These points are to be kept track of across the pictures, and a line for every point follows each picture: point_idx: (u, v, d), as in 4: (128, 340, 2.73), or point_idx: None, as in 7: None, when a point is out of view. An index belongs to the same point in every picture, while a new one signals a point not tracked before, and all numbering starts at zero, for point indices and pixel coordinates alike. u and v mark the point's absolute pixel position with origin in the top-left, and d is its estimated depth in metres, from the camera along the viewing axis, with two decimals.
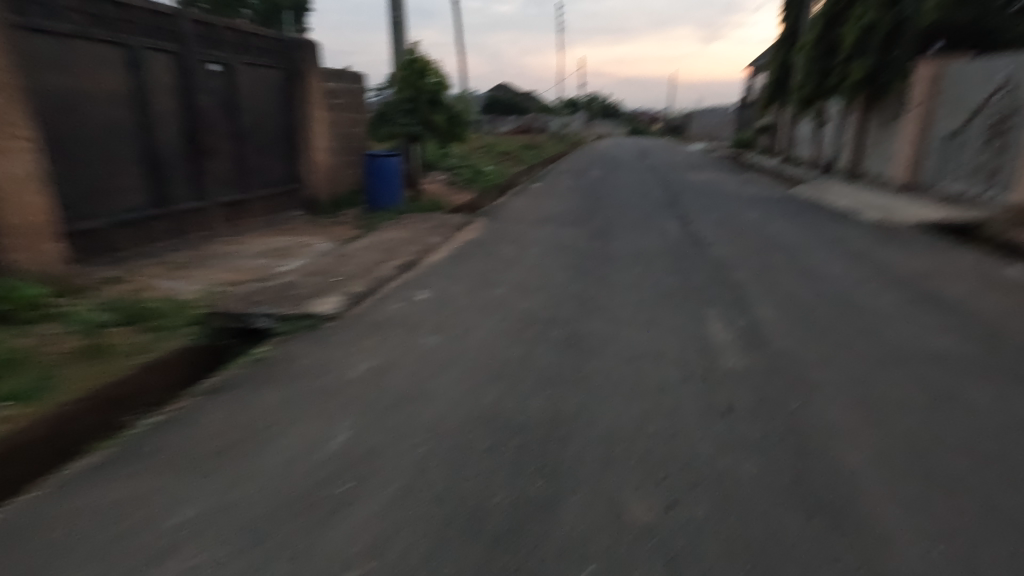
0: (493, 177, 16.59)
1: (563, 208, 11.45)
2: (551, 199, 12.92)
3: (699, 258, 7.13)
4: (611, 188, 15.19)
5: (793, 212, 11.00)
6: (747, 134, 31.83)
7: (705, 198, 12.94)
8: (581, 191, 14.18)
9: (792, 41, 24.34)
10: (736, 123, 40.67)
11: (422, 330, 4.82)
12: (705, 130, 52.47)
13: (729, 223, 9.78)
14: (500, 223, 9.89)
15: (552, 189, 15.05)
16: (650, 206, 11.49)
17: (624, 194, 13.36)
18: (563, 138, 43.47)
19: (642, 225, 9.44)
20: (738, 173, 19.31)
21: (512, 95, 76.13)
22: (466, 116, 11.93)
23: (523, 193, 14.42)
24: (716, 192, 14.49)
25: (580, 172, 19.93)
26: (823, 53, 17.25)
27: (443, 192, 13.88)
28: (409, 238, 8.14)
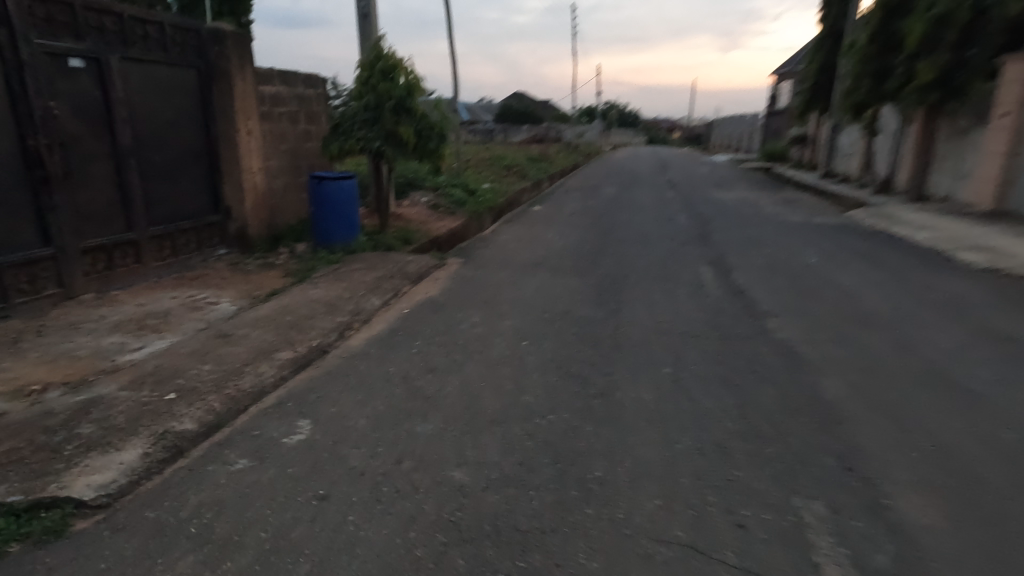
0: (486, 198, 14.20)
1: (564, 243, 9.07)
2: (550, 227, 10.55)
3: (757, 345, 4.67)
4: (626, 211, 12.74)
5: (862, 252, 8.46)
6: (779, 144, 29.13)
7: (743, 228, 10.40)
8: (587, 217, 11.76)
9: (833, 41, 21.60)
10: (762, 133, 37.87)
11: (236, 559, 2.43)
12: (730, 140, 49.68)
13: (783, 270, 7.28)
14: (478, 268, 7.56)
15: (554, 213, 12.62)
16: (675, 241, 9.01)
17: (641, 223, 10.93)
18: (578, 148, 40.96)
19: (665, 274, 6.99)
20: (775, 192, 16.70)
21: (525, 104, 73.99)
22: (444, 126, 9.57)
23: (520, 219, 12.05)
24: (755, 217, 11.94)
25: (590, 190, 17.47)
26: (879, 52, 14.63)
27: (422, 219, 11.55)
28: (337, 298, 5.81)
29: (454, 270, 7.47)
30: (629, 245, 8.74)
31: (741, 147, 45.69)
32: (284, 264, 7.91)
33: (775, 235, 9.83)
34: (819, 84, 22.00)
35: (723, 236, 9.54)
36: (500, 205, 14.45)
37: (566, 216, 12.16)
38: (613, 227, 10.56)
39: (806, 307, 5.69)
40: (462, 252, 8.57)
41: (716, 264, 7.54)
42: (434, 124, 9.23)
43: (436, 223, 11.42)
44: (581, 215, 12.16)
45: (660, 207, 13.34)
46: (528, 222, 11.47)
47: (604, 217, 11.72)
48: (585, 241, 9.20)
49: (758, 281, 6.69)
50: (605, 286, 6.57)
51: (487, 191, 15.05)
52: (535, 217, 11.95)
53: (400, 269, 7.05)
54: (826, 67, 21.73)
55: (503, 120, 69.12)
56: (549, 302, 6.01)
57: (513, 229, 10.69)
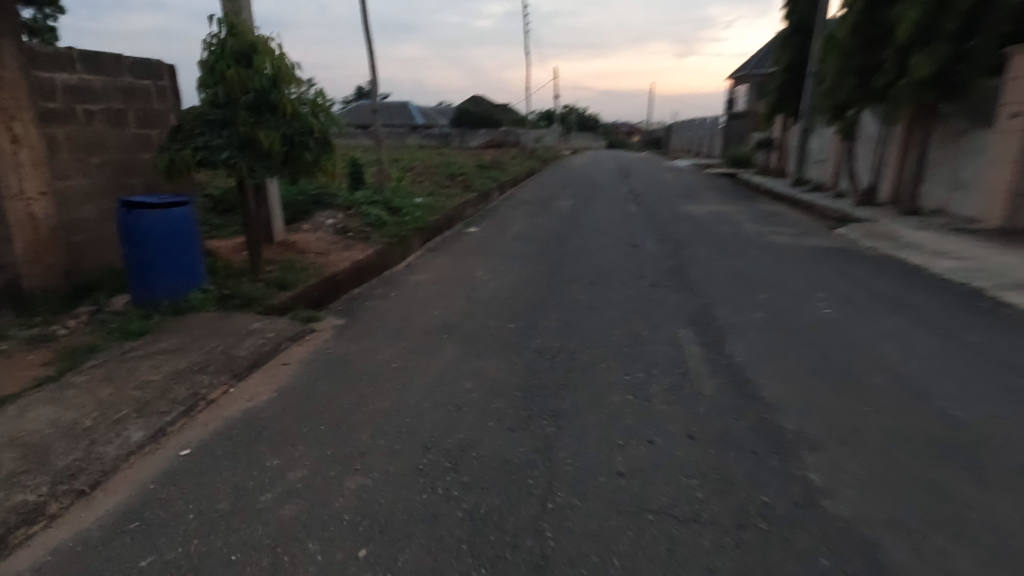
0: (411, 216, 11.74)
1: (496, 287, 6.73)
2: (483, 260, 8.21)
3: (812, 560, 2.41)
4: (580, 232, 10.49)
5: (884, 294, 6.42)
6: (744, 149, 27.73)
7: (726, 258, 8.29)
8: (532, 242, 9.48)
9: (801, 38, 20.03)
10: (724, 137, 36.58)
11: None
12: (690, 144, 48.60)
13: (796, 332, 5.12)
14: (362, 337, 5.16)
15: (493, 236, 10.29)
16: (642, 282, 6.80)
17: (597, 250, 8.70)
18: (534, 153, 38.95)
19: (629, 345, 4.77)
20: (749, 204, 14.86)
21: (483, 107, 71.67)
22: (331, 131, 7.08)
23: (450, 244, 9.67)
24: (734, 239, 9.93)
25: (542, 203, 15.25)
26: (862, 46, 12.89)
27: (321, 250, 9.06)
28: (63, 432, 3.27)
29: (323, 342, 5.05)
30: (582, 289, 6.47)
31: (701, 152, 44.62)
32: (74, 335, 5.30)
33: (764, 266, 7.79)
34: (788, 84, 20.40)
35: (702, 272, 7.39)
36: (431, 225, 12.05)
37: (506, 239, 9.82)
38: (559, 257, 8.29)
39: (859, 424, 3.49)
40: (351, 306, 6.17)
41: (700, 323, 5.32)
42: (313, 128, 6.77)
43: (338, 255, 8.94)
44: (526, 238, 9.87)
45: (624, 225, 11.20)
46: (457, 249, 9.12)
47: (552, 241, 9.47)
48: (523, 282, 6.90)
49: (765, 358, 4.51)
50: (540, 374, 4.24)
51: (416, 208, 12.63)
52: (467, 243, 9.60)
53: (230, 349, 4.57)
54: (794, 66, 20.19)
55: (459, 125, 66.66)
56: (446, 418, 3.64)
57: (435, 261, 8.30)
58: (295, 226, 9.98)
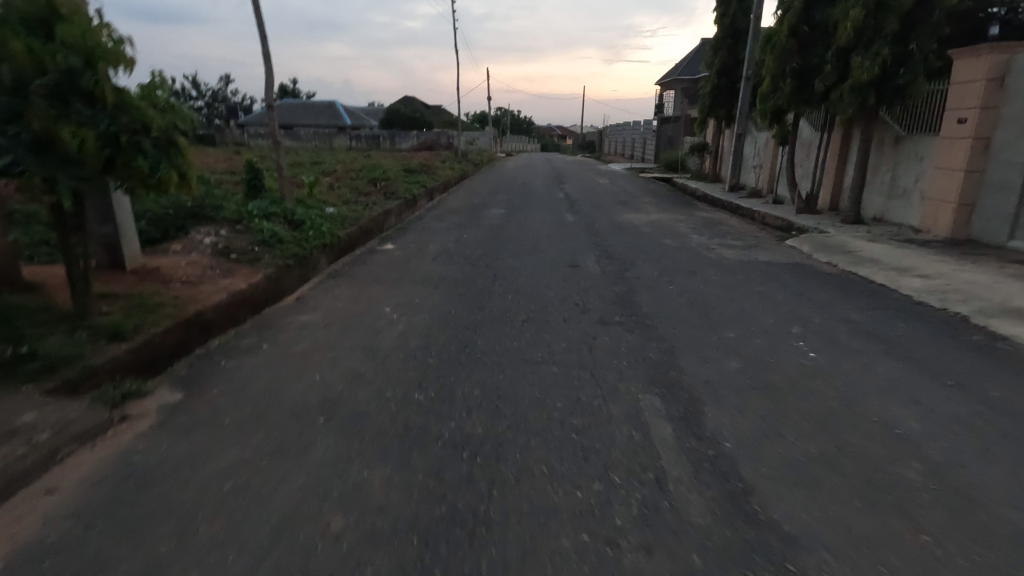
0: (315, 229, 10.02)
1: (405, 330, 5.28)
2: (396, 288, 6.71)
3: None
4: (513, 247, 9.18)
5: (864, 325, 5.52)
6: (676, 152, 27.59)
7: (679, 279, 7.23)
8: (458, 262, 8.06)
9: (731, 41, 19.76)
10: (656, 141, 36.61)
11: None
12: (622, 148, 48.78)
13: (784, 392, 4.02)
14: (198, 427, 3.57)
15: (412, 253, 8.78)
16: (587, 317, 5.56)
17: (533, 272, 7.41)
18: (467, 156, 37.52)
19: (579, 426, 3.48)
20: (690, 212, 14.14)
21: (414, 108, 69.38)
22: (177, 125, 5.28)
23: (358, 264, 8.09)
24: (681, 253, 8.96)
25: (471, 212, 13.89)
26: (799, 48, 12.40)
27: (191, 278, 7.25)
28: None
29: (134, 440, 3.42)
30: (515, 332, 5.14)
31: (633, 155, 44.81)
32: None
33: (723, 289, 6.77)
34: (720, 87, 20.10)
35: (656, 300, 6.25)
36: (340, 240, 10.37)
37: (427, 259, 8.35)
38: (488, 282, 6.92)
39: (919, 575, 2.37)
40: (202, 367, 4.54)
41: (663, 384, 4.12)
42: (151, 123, 5.03)
43: (212, 284, 7.18)
44: (451, 256, 8.45)
45: (561, 238, 9.98)
46: (366, 272, 7.56)
47: (481, 261, 8.10)
48: (442, 321, 5.49)
49: (757, 443, 3.34)
50: (455, 493, 2.86)
51: (323, 220, 10.88)
52: (379, 264, 8.05)
53: None
54: (726, 69, 19.91)
55: (388, 126, 64.08)
56: None
57: (336, 290, 6.73)
58: (161, 247, 8.06)
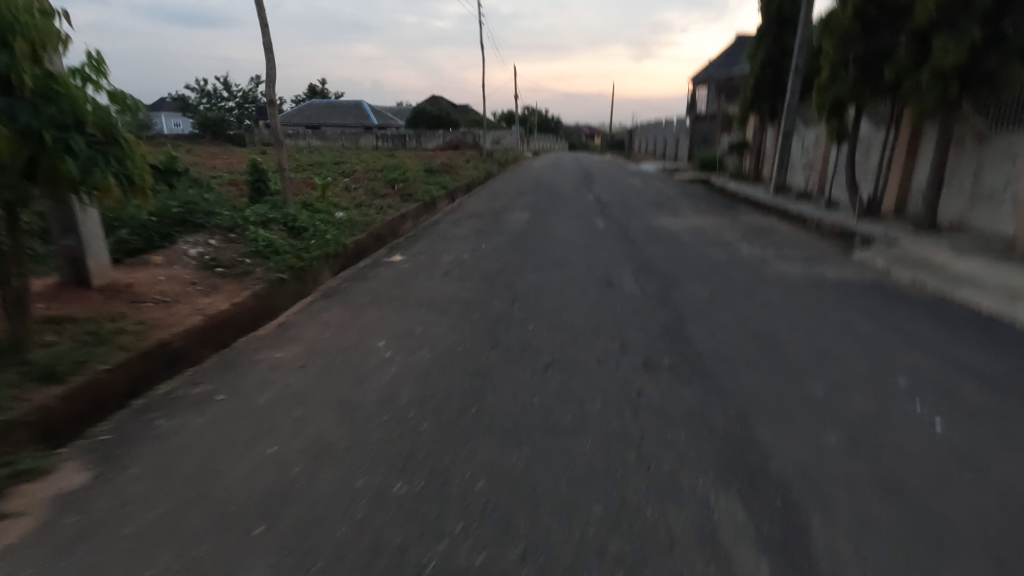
0: (317, 237, 9.10)
1: (399, 373, 4.22)
2: (397, 312, 5.68)
3: None
4: (537, 258, 8.09)
5: (992, 376, 4.25)
6: (712, 150, 26.06)
7: (736, 303, 6.02)
8: (473, 278, 7.00)
9: (777, 30, 18.22)
10: (689, 139, 35.03)
11: None
12: (653, 146, 47.16)
13: (917, 501, 2.83)
14: (93, 538, 2.57)
15: (423, 266, 7.76)
16: (627, 358, 4.42)
17: (560, 292, 6.30)
18: (492, 156, 36.54)
19: (629, 555, 2.38)
20: (735, 217, 12.79)
21: (439, 107, 68.82)
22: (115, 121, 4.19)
23: (360, 279, 7.12)
24: (733, 268, 7.73)
25: (493, 216, 12.85)
26: (863, 32, 10.94)
27: (167, 296, 6.35)
28: None
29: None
30: (536, 382, 4.04)
31: (664, 153, 43.21)
32: None
33: (792, 317, 5.55)
34: (763, 80, 18.59)
35: (712, 334, 5.05)
36: (346, 249, 9.45)
37: (438, 273, 7.30)
38: (507, 305, 5.85)
39: None
40: (132, 427, 3.54)
41: (744, 479, 2.96)
42: (85, 118, 3.96)
43: (191, 304, 6.27)
44: (466, 271, 7.39)
45: (591, 248, 8.83)
46: (366, 290, 6.56)
47: (500, 277, 7.03)
48: (446, 362, 4.42)
49: None
50: None
51: (327, 226, 9.96)
52: (383, 280, 7.05)
53: None
54: (769, 60, 18.38)
55: (414, 125, 63.58)
56: None
57: (328, 313, 5.74)
58: (141, 259, 7.20)
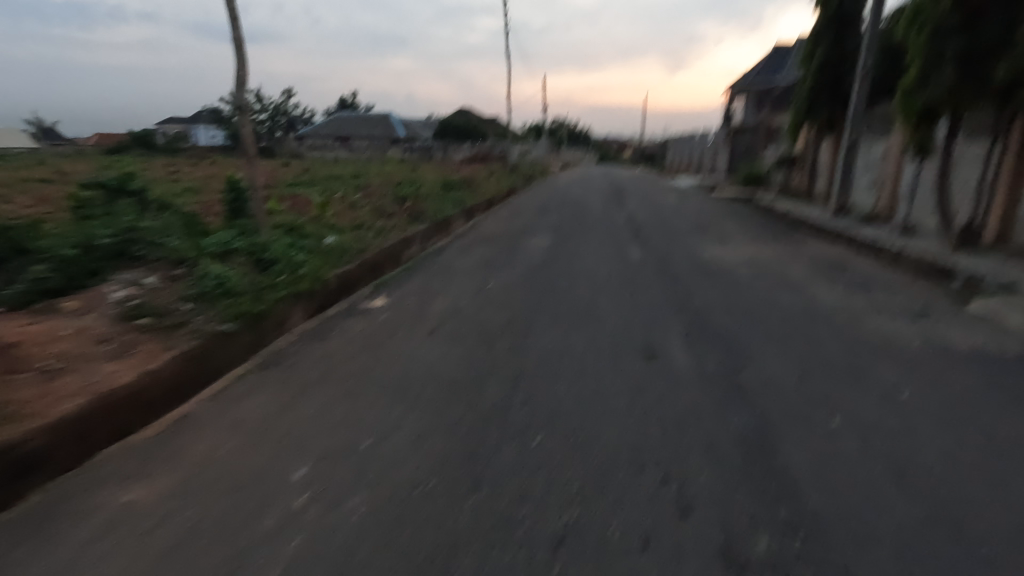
0: (285, 271, 7.49)
1: (306, 558, 2.49)
2: (348, 403, 3.96)
3: None
4: (557, 306, 6.33)
5: None
6: (755, 165, 23.91)
7: (843, 396, 4.12)
8: (468, 338, 5.28)
9: (836, 31, 16.18)
10: (726, 153, 32.92)
11: None
12: (686, 159, 45.08)
13: None
14: None
15: (410, 315, 6.07)
16: (696, 532, 2.60)
17: (583, 368, 4.50)
18: (517, 168, 34.98)
19: None
20: (796, 246, 10.76)
21: (467, 119, 67.95)
22: None
23: (323, 336, 5.46)
24: (815, 325, 5.82)
25: (509, 239, 11.17)
26: (966, 22, 8.89)
27: (60, 361, 4.76)
28: None
29: None
30: None
31: (698, 167, 41.05)
32: None
33: (940, 431, 3.64)
34: (820, 87, 16.50)
35: (824, 465, 3.18)
36: (323, 283, 7.84)
37: (425, 327, 5.61)
38: (507, 391, 4.10)
39: None
40: None
41: None
42: None
43: (87, 373, 4.65)
44: (463, 324, 5.68)
45: (625, 290, 7.04)
46: (321, 355, 4.89)
47: (504, 337, 5.28)
48: (390, 529, 2.66)
49: None
50: None
51: (305, 255, 8.37)
52: (349, 337, 5.37)
53: None
54: (828, 64, 16.30)
55: (442, 138, 62.81)
56: None
57: (251, 400, 4.06)
58: (51, 304, 5.67)
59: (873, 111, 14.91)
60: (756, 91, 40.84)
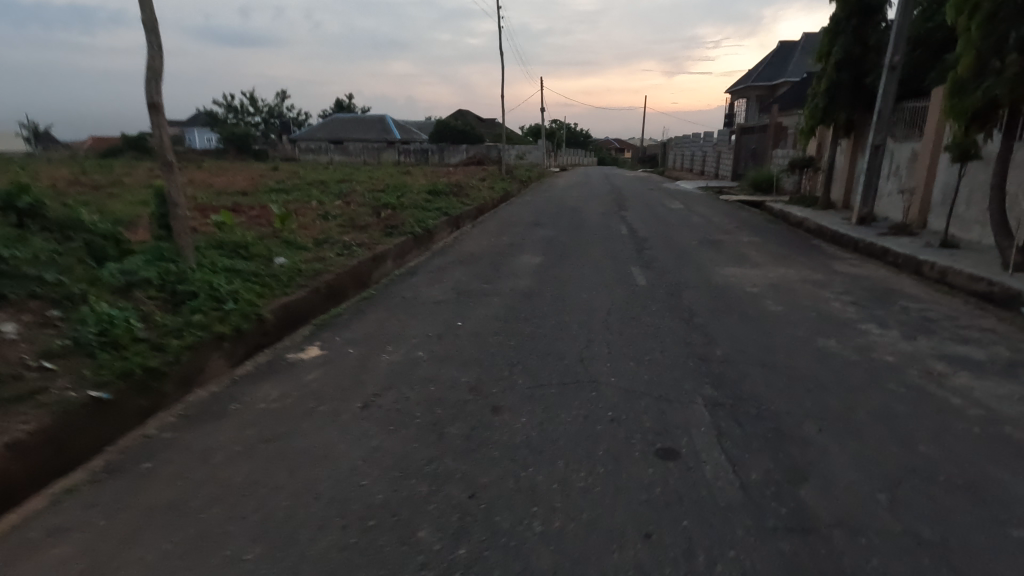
0: (203, 308, 5.99)
1: None
2: (188, 570, 2.47)
3: None
4: (541, 361, 4.86)
5: None
6: (763, 169, 22.49)
7: (969, 543, 2.69)
8: (415, 419, 3.82)
9: (857, 22, 14.72)
10: (730, 155, 31.51)
11: None
12: (687, 162, 43.73)
13: None
14: None
15: (347, 375, 4.60)
16: None
17: (571, 484, 3.06)
18: (511, 172, 33.59)
19: None
20: (825, 264, 9.32)
21: (464, 121, 66.56)
22: None
23: (220, 412, 4.01)
24: (883, 390, 4.39)
25: (494, 257, 9.75)
26: None
27: None
28: None
29: None
30: None
31: (699, 170, 39.66)
32: None
33: None
34: (839, 84, 15.07)
35: None
36: (256, 320, 6.36)
37: (360, 399, 4.16)
38: (452, 539, 2.65)
39: None
40: None
41: None
42: None
43: None
44: (413, 393, 4.23)
45: (629, 333, 5.57)
46: (196, 451, 3.43)
47: (464, 419, 3.82)
48: None
49: None
50: None
51: (237, 285, 6.89)
52: (250, 416, 3.92)
53: None
54: (848, 59, 14.87)
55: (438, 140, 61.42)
56: None
57: (50, 555, 2.60)
58: None
59: (900, 110, 13.47)
60: (758, 92, 39.51)
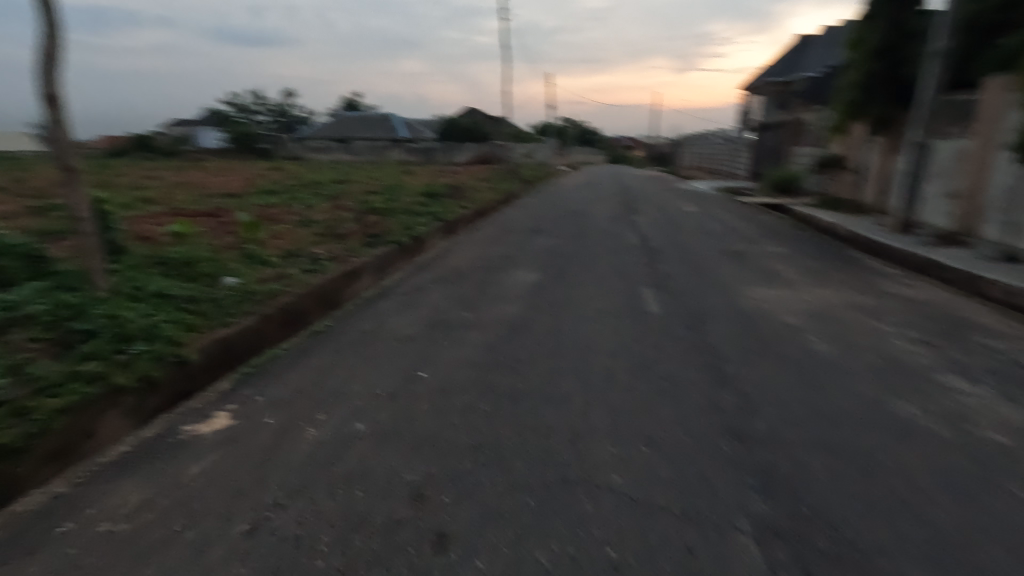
0: (98, 353, 4.74)
1: None
2: None
3: None
4: (521, 441, 3.58)
5: None
6: (785, 169, 21.00)
7: None
8: (319, 560, 2.56)
9: (895, 6, 13.20)
10: (747, 153, 29.97)
11: None
12: (700, 160, 42.18)
13: None
14: None
15: (250, 466, 3.33)
16: None
17: None
18: (515, 171, 32.25)
19: None
20: (871, 284, 7.95)
21: (471, 119, 65.16)
22: None
23: (45, 538, 2.75)
24: (1011, 498, 3.06)
25: (485, 273, 8.47)
26: None
27: None
28: None
29: None
30: None
31: (713, 169, 38.11)
32: None
33: None
34: (874, 74, 13.58)
35: None
36: (175, 363, 5.06)
37: (251, 514, 2.89)
38: None
39: None
40: None
41: None
42: None
43: None
44: (331, 502, 2.96)
45: (641, 391, 4.25)
46: None
47: (392, 560, 2.56)
48: None
49: None
50: None
51: (160, 317, 5.62)
52: (78, 551, 2.66)
53: None
54: (885, 47, 13.36)
55: (445, 138, 60.23)
56: None
57: None
58: None
59: (947, 104, 11.98)
60: (774, 87, 37.84)
